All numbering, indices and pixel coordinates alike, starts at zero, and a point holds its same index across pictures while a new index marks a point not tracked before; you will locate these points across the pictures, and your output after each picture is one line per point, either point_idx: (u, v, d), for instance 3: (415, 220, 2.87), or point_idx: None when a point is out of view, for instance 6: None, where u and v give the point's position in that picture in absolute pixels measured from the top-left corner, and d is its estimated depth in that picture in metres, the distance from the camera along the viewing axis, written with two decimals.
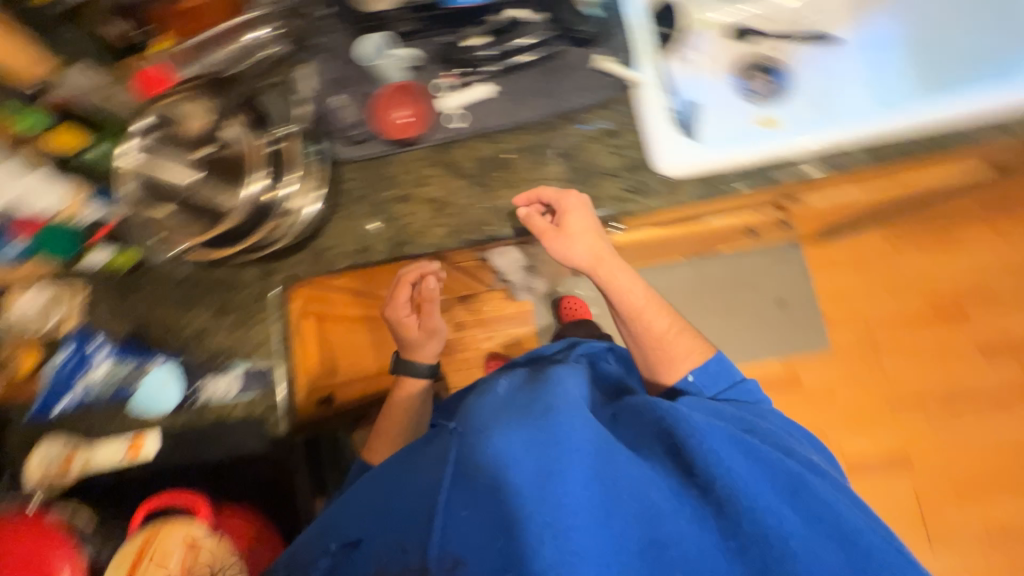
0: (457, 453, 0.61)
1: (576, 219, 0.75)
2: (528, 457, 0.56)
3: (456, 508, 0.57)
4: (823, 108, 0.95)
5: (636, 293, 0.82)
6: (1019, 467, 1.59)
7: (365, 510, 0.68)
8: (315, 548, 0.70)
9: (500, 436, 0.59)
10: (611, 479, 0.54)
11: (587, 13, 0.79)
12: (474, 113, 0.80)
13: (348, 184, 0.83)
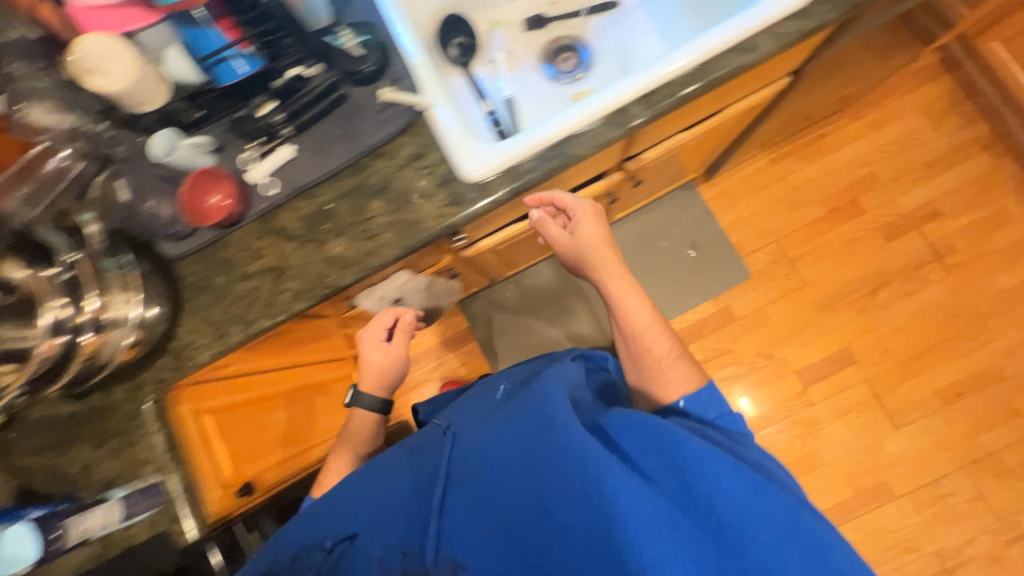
0: (462, 465, 0.69)
1: (586, 222, 0.92)
2: (518, 473, 0.64)
3: (453, 513, 0.66)
4: (630, 70, 0.99)
5: (638, 313, 0.89)
6: (959, 350, 1.63)
7: (364, 507, 0.74)
8: (311, 554, 0.73)
9: (500, 451, 0.66)
10: (588, 481, 0.59)
11: (359, 49, 0.80)
12: (285, 177, 0.82)
13: (190, 277, 0.84)
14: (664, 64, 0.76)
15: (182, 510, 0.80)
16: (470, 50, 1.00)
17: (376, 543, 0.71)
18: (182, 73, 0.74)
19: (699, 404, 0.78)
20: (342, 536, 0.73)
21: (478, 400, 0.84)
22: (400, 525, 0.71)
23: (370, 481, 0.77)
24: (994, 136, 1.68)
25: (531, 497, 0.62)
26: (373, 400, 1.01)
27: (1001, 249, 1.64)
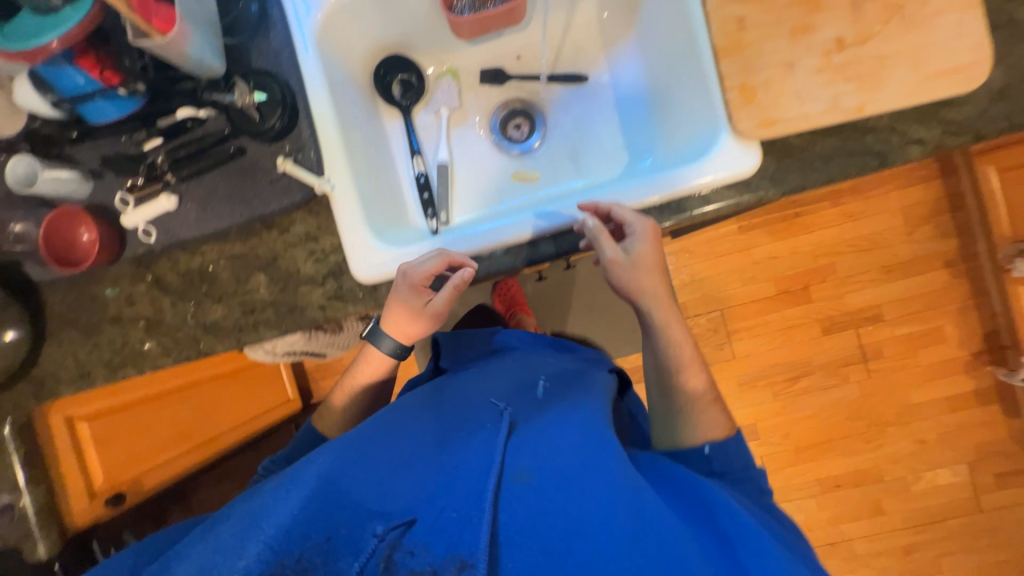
0: (529, 466, 0.55)
1: (638, 252, 0.67)
2: (607, 503, 0.50)
3: (509, 523, 0.51)
4: (580, 161, 0.90)
5: (685, 337, 0.73)
6: (850, 445, 1.73)
7: (383, 485, 0.54)
8: (347, 545, 0.49)
9: (588, 483, 0.53)
10: (667, 526, 0.50)
11: (257, 102, 0.69)
12: (164, 227, 0.75)
13: (57, 305, 0.79)
14: (583, 205, 0.70)
15: (34, 531, 0.82)
16: (412, 95, 0.89)
17: (447, 546, 0.50)
18: (44, 110, 0.65)
19: (723, 457, 0.67)
20: (399, 522, 0.51)
21: (500, 385, 0.73)
22: (456, 530, 0.50)
23: (388, 448, 0.59)
24: (959, 255, 1.65)
25: (552, 513, 0.51)
26: (398, 348, 0.74)
27: (924, 366, 1.69)
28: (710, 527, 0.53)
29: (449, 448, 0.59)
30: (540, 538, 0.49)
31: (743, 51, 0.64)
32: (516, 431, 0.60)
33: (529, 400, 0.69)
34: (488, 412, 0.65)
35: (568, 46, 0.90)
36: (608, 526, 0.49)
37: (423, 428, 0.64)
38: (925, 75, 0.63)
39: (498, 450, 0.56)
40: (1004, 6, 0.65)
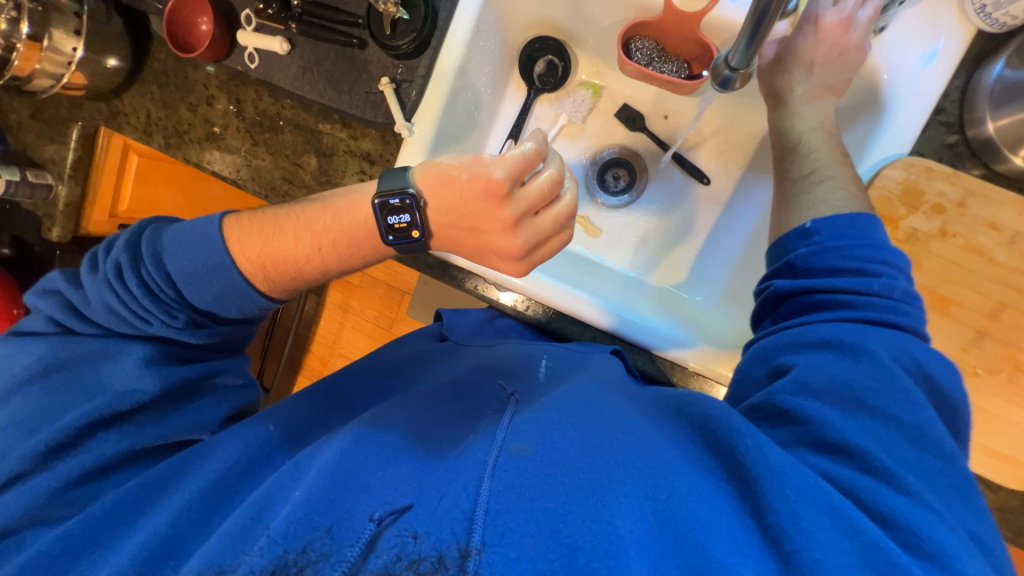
0: (528, 441, 0.44)
1: (804, 45, 0.57)
2: (647, 502, 0.39)
3: (512, 489, 0.40)
4: (641, 250, 0.85)
5: (848, 198, 0.52)
6: None
7: (382, 467, 0.47)
8: (344, 530, 0.40)
9: (584, 448, 0.43)
10: (694, 508, 0.38)
11: (398, 18, 0.68)
12: (266, 63, 0.76)
13: (157, 63, 0.84)
14: (587, 308, 0.70)
15: (58, 216, 0.96)
16: (547, 82, 0.83)
17: (434, 521, 0.39)
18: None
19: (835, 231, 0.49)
20: (396, 507, 0.41)
21: (503, 363, 0.65)
22: (455, 498, 0.40)
23: (384, 428, 0.52)
24: None
25: (562, 490, 0.40)
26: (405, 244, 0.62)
27: None
28: (724, 463, 0.42)
29: (448, 431, 0.51)
30: (540, 511, 0.39)
31: None
32: (523, 406, 0.51)
33: (532, 381, 0.60)
34: (495, 394, 0.58)
35: (716, 141, 0.81)
36: (610, 491, 0.40)
37: (424, 407, 0.56)
38: (981, 445, 0.57)
39: (498, 430, 0.47)
40: None
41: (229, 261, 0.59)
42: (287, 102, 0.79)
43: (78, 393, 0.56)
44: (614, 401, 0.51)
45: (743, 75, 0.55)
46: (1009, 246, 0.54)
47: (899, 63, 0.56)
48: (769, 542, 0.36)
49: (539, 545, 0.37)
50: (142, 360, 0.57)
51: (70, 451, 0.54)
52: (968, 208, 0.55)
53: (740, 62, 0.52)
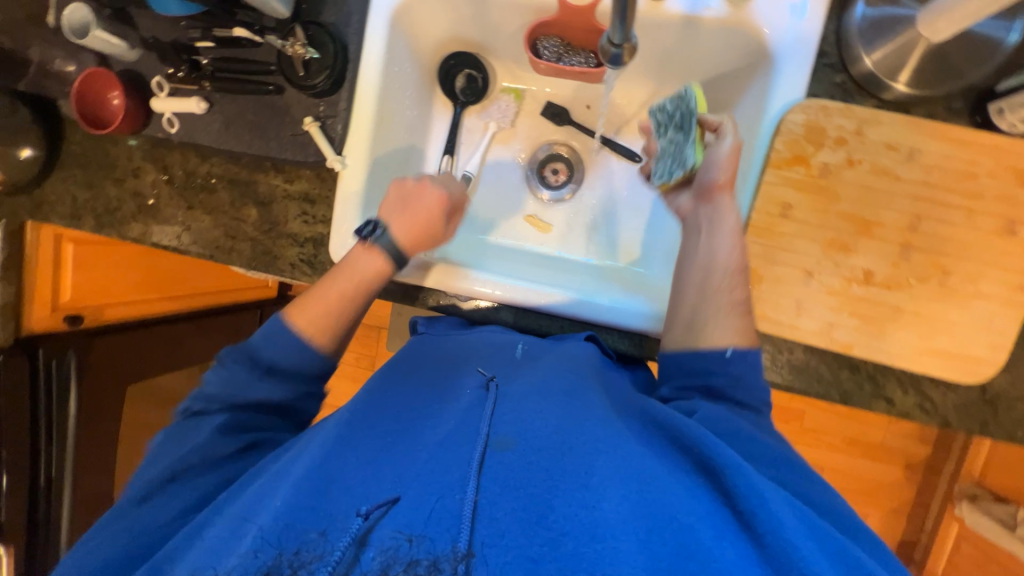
0: (511, 433, 0.45)
1: (720, 160, 0.61)
2: (632, 484, 0.40)
3: (497, 482, 0.41)
4: (592, 236, 0.88)
5: (742, 324, 0.59)
6: None
7: (366, 467, 0.45)
8: (331, 533, 0.39)
9: (570, 437, 0.44)
10: (670, 487, 0.40)
11: (308, 57, 0.69)
12: (187, 125, 0.76)
13: (75, 145, 0.82)
14: (549, 296, 0.72)
15: None
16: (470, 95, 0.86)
17: (423, 518, 0.39)
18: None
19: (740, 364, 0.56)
20: (382, 501, 0.41)
21: (477, 351, 0.64)
22: (439, 495, 0.40)
23: (366, 432, 0.50)
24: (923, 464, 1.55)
25: (546, 476, 0.41)
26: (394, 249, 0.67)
27: None
28: (692, 462, 0.45)
29: (425, 422, 0.50)
30: (525, 498, 0.40)
31: (772, 237, 0.62)
32: (502, 392, 0.51)
33: (505, 361, 0.60)
34: (472, 378, 0.56)
35: (639, 119, 0.85)
36: (593, 478, 0.41)
37: (399, 403, 0.55)
38: (928, 347, 0.61)
39: (481, 422, 0.47)
40: None
41: (295, 332, 0.63)
42: (217, 161, 0.79)
43: (184, 437, 0.59)
44: (593, 391, 0.52)
45: (628, 48, 0.55)
46: (909, 162, 0.59)
47: (776, 20, 0.63)
48: (747, 526, 0.39)
49: (525, 530, 0.38)
50: (218, 427, 0.59)
51: (174, 480, 0.56)
52: (866, 135, 0.59)
53: (621, 37, 0.52)
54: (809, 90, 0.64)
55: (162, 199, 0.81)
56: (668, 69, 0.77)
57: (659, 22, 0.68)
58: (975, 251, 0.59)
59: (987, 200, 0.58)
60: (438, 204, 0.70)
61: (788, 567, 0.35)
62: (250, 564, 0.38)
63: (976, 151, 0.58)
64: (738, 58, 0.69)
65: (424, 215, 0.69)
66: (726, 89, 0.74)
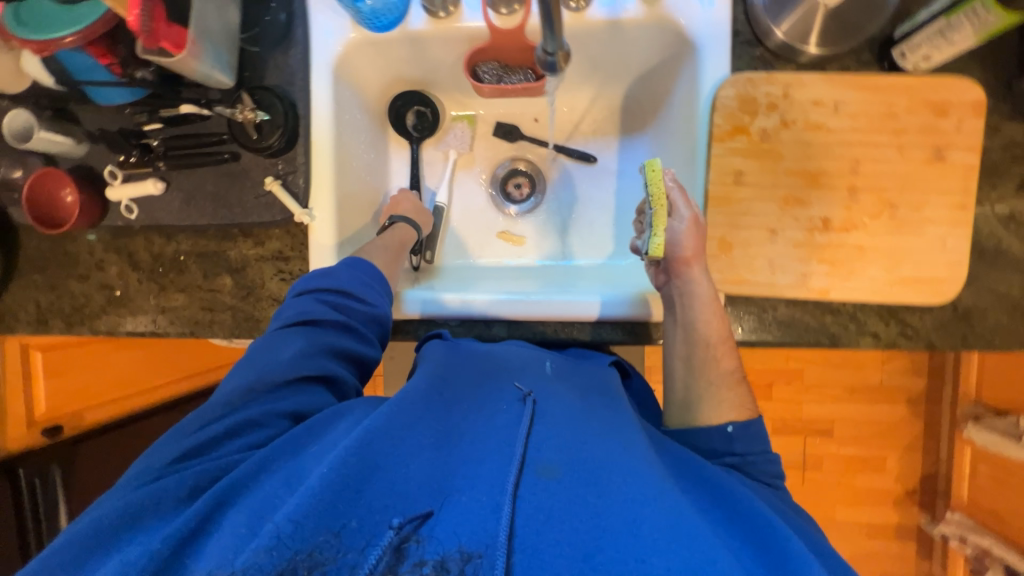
0: (557, 461, 0.44)
1: (681, 236, 0.64)
2: (677, 526, 0.40)
3: (543, 513, 0.40)
4: (566, 239, 0.90)
5: (735, 396, 0.63)
6: None
7: (402, 467, 0.43)
8: (360, 540, 0.38)
9: (623, 477, 0.43)
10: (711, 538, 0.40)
11: (259, 120, 0.70)
12: (147, 208, 0.76)
13: (31, 250, 0.80)
14: (537, 304, 0.73)
15: None
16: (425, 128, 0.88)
17: (463, 538, 0.39)
18: (56, 85, 0.66)
19: (746, 438, 0.60)
20: (416, 514, 0.40)
21: (509, 363, 0.61)
22: (479, 522, 0.40)
23: (409, 422, 0.48)
24: (923, 395, 1.59)
25: (594, 513, 0.40)
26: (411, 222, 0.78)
27: (859, 488, 1.64)
28: (733, 522, 0.46)
29: (463, 434, 0.49)
30: (572, 532, 0.39)
31: (732, 205, 0.65)
32: (544, 414, 0.50)
33: (540, 377, 0.59)
34: (510, 392, 0.54)
35: (586, 123, 0.89)
36: (644, 527, 0.39)
37: (437, 403, 0.52)
38: (896, 278, 0.65)
39: (517, 445, 0.45)
40: (997, 231, 0.65)
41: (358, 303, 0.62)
42: (182, 237, 0.78)
43: (271, 348, 0.56)
44: (633, 432, 0.52)
45: (562, 55, 0.59)
46: (836, 114, 0.64)
47: (690, 13, 0.68)
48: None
49: (569, 568, 0.37)
50: (304, 350, 0.56)
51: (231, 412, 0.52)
52: (793, 97, 0.64)
53: (554, 46, 0.57)
54: (733, 67, 0.69)
55: (130, 284, 0.80)
56: (602, 71, 0.82)
57: (586, 30, 0.73)
58: (914, 183, 0.64)
59: (912, 134, 0.63)
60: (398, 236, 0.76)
61: None
62: (264, 561, 0.36)
63: (892, 93, 0.64)
64: (664, 49, 0.75)
65: (394, 249, 0.74)
66: (659, 79, 0.79)
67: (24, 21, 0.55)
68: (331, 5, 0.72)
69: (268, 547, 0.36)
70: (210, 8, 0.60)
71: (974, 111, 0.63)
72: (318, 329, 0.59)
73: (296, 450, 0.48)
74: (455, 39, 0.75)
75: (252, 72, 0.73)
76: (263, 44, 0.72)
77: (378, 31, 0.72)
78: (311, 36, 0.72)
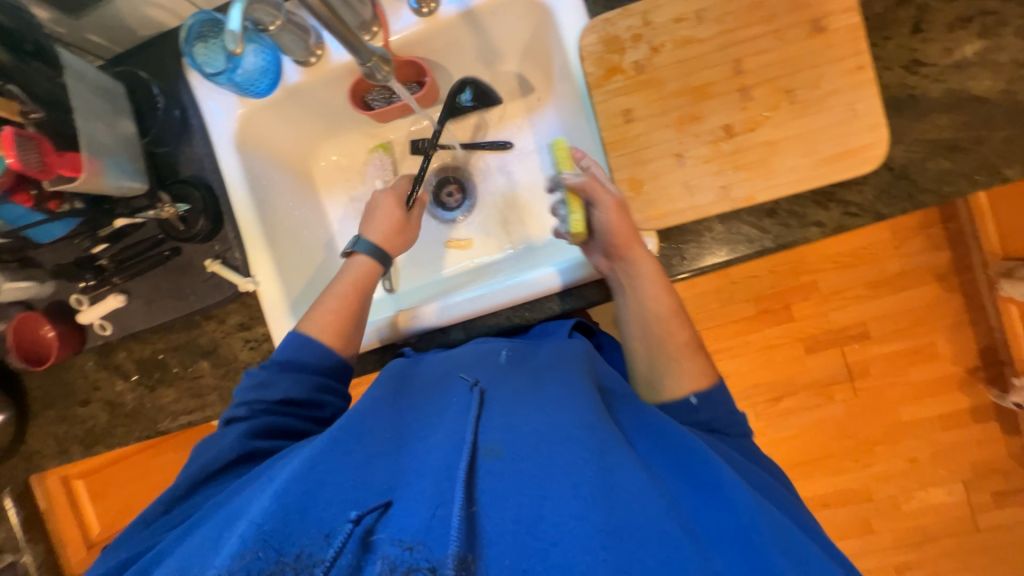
0: (499, 441, 0.47)
1: (612, 223, 0.63)
2: (619, 488, 0.42)
3: (488, 493, 0.43)
4: (510, 228, 0.91)
5: (695, 364, 0.63)
6: (854, 471, 1.56)
7: (353, 476, 0.46)
8: (321, 542, 0.41)
9: (564, 439, 0.46)
10: (651, 493, 0.42)
11: (182, 211, 0.75)
12: (118, 322, 0.81)
13: (37, 389, 0.87)
14: (484, 298, 0.74)
15: None
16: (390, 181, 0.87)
17: (416, 526, 0.41)
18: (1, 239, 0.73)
19: (710, 406, 0.60)
20: (372, 506, 0.44)
21: (461, 362, 0.64)
22: (431, 514, 0.41)
23: (359, 434, 0.51)
24: (949, 267, 1.48)
25: (535, 482, 0.43)
26: (374, 249, 0.76)
27: (915, 383, 1.53)
28: (681, 474, 0.48)
29: (417, 437, 0.52)
30: (518, 508, 0.41)
31: (630, 143, 0.65)
32: (489, 401, 0.52)
33: (491, 366, 0.61)
34: (457, 387, 0.57)
35: (492, 112, 0.90)
36: (583, 486, 0.41)
37: (389, 415, 0.56)
38: (817, 159, 0.62)
39: (466, 431, 0.48)
40: (907, 81, 0.63)
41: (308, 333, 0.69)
42: (157, 337, 0.84)
43: (214, 443, 0.61)
44: (584, 391, 0.53)
45: (378, 60, 0.62)
46: (701, 23, 0.63)
47: None
48: (738, 542, 0.41)
49: (516, 540, 0.39)
50: (242, 435, 0.60)
51: (186, 503, 0.57)
52: (654, 22, 0.64)
53: (363, 57, 0.60)
54: (592, 15, 0.70)
55: (127, 393, 0.85)
56: (484, 61, 0.84)
57: (447, 29, 0.75)
58: (802, 62, 0.62)
59: (784, 15, 0.62)
60: (354, 280, 0.74)
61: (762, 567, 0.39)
62: (250, 563, 0.38)
63: None
64: (529, 19, 0.76)
65: (357, 287, 0.73)
66: (537, 49, 0.80)
67: None
68: (217, 88, 0.77)
69: (255, 549, 0.39)
70: (98, 126, 0.67)
71: None
72: (262, 408, 0.63)
73: (265, 476, 0.51)
74: (335, 78, 0.78)
75: (168, 170, 0.78)
76: (169, 142, 0.78)
77: (261, 96, 0.76)
78: (207, 121, 0.77)
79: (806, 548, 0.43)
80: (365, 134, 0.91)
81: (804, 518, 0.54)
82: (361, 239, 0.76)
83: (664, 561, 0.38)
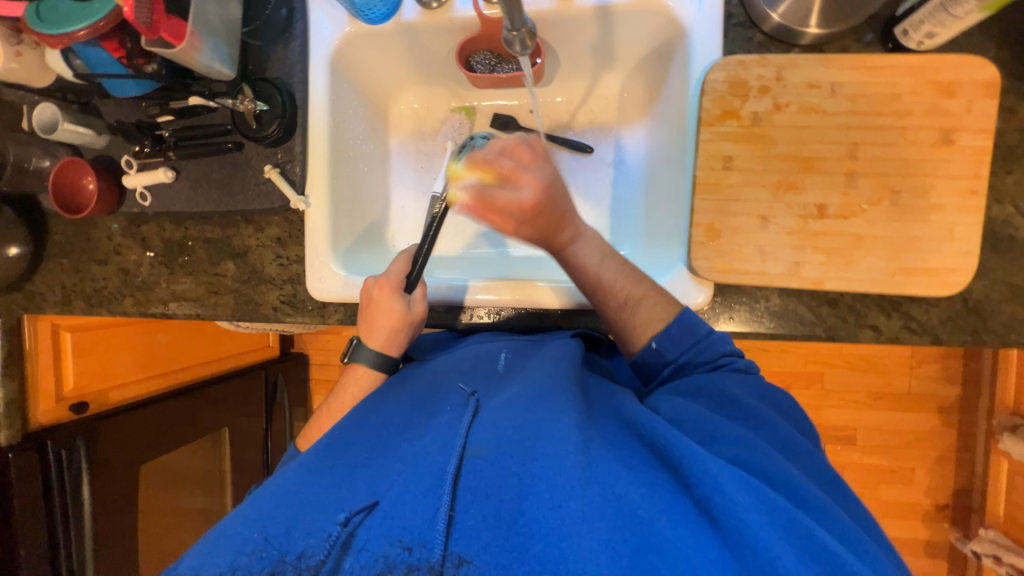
0: (486, 440, 0.45)
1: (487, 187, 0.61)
2: (597, 486, 0.40)
3: (469, 491, 0.41)
4: None
5: (652, 309, 0.62)
6: None
7: (338, 487, 0.46)
8: (310, 541, 0.41)
9: (538, 439, 0.44)
10: (631, 487, 0.40)
11: (259, 109, 0.73)
12: (159, 197, 0.80)
13: (60, 236, 0.87)
14: (524, 289, 0.74)
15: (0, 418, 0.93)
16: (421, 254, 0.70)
17: (407, 523, 0.40)
18: (76, 78, 0.72)
19: (671, 344, 0.60)
20: (362, 506, 0.42)
21: (460, 367, 0.64)
22: (413, 508, 0.41)
23: (347, 448, 0.52)
24: (955, 403, 1.47)
25: (517, 481, 0.41)
26: (375, 357, 0.70)
27: (882, 501, 1.53)
28: (656, 453, 0.45)
29: (405, 438, 0.51)
30: (497, 504, 0.40)
31: (722, 191, 0.64)
32: (484, 408, 0.51)
33: (489, 375, 0.60)
34: (453, 396, 0.56)
35: (584, 113, 0.88)
36: (560, 476, 0.40)
37: (374, 423, 0.56)
38: (898, 267, 0.61)
39: (455, 431, 0.47)
40: (1010, 223, 0.62)
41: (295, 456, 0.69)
42: (192, 226, 0.82)
43: None
44: (566, 393, 0.50)
45: (525, 32, 0.61)
46: (833, 97, 0.61)
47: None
48: (715, 520, 0.38)
49: (495, 536, 0.38)
50: None
51: None
52: (787, 79, 0.62)
53: (515, 24, 0.58)
54: (724, 51, 0.69)
55: (147, 270, 0.84)
56: (596, 61, 0.82)
57: (577, 17, 0.73)
58: (919, 167, 0.60)
59: (917, 116, 0.60)
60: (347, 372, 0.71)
61: (744, 548, 0.36)
62: (255, 563, 0.41)
63: (895, 74, 0.60)
64: (658, 37, 0.74)
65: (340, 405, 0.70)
66: (653, 67, 0.78)
67: (47, 16, 0.61)
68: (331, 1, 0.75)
69: (257, 550, 0.42)
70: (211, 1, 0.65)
71: (987, 91, 0.59)
72: None
73: (246, 501, 0.50)
74: (448, 29, 0.76)
75: (260, 68, 0.77)
76: (267, 39, 0.76)
77: (372, 23, 0.75)
78: (311, 29, 0.76)
79: (787, 512, 0.39)
80: (458, 90, 0.89)
81: (810, 467, 0.49)
82: (359, 348, 0.70)
83: (636, 545, 0.36)
